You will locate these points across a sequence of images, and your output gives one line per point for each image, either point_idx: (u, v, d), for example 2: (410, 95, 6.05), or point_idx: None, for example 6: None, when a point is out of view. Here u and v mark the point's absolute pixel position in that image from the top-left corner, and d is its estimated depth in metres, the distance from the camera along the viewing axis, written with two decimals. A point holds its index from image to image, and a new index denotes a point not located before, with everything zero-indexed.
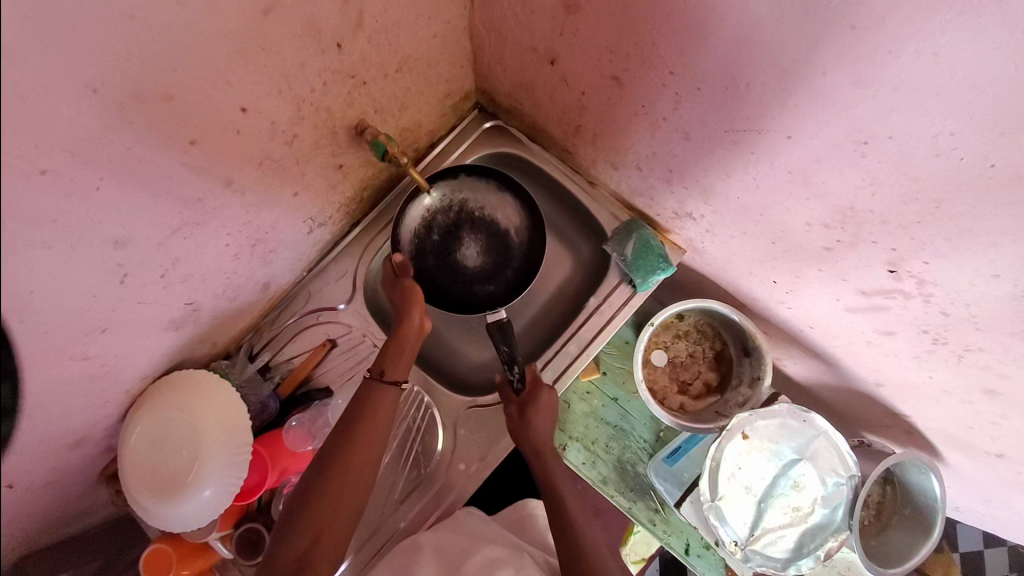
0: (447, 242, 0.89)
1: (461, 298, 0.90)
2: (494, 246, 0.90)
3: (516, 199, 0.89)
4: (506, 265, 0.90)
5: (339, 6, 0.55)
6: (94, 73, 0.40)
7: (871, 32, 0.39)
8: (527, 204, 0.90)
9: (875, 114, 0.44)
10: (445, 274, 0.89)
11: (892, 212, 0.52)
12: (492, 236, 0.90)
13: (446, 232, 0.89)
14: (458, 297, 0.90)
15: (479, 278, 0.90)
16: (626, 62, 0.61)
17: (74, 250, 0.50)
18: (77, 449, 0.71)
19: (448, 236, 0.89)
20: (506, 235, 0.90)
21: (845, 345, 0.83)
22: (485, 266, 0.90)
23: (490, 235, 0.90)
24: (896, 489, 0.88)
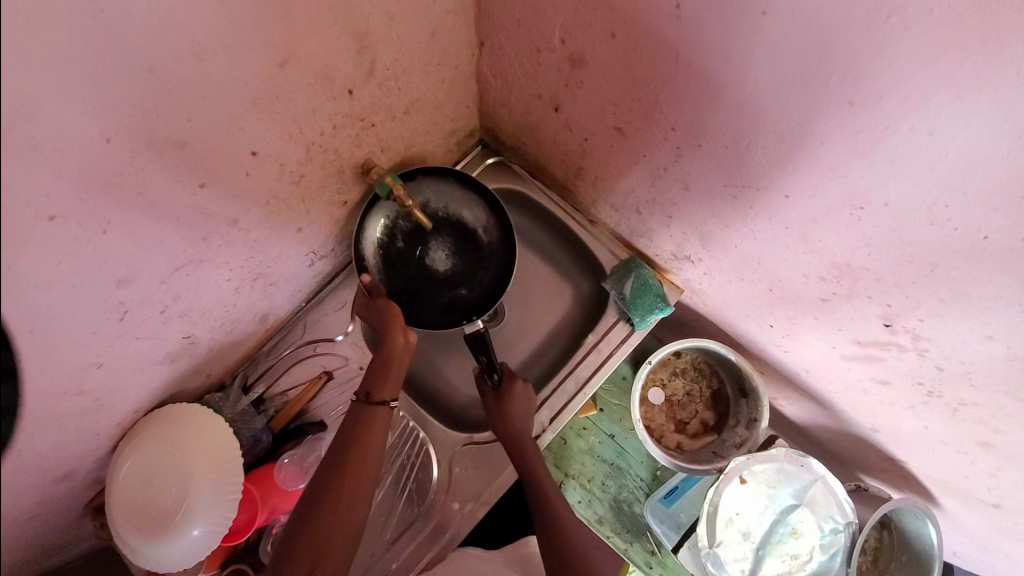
0: (417, 248, 0.87)
1: (436, 306, 0.90)
2: (463, 246, 0.90)
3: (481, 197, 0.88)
4: (480, 264, 0.90)
5: (353, 57, 0.57)
6: (111, 124, 0.41)
7: (868, 109, 0.41)
8: (491, 201, 0.89)
9: (872, 182, 0.46)
10: (416, 283, 0.88)
11: (887, 272, 0.54)
12: (462, 241, 0.89)
13: (411, 237, 0.87)
14: (433, 305, 0.89)
15: (454, 284, 0.90)
16: (628, 115, 0.63)
17: (77, 290, 0.50)
18: (63, 484, 0.69)
19: (414, 243, 0.87)
20: (474, 235, 0.90)
21: (841, 390, 0.83)
22: (458, 272, 0.90)
23: (457, 237, 0.89)
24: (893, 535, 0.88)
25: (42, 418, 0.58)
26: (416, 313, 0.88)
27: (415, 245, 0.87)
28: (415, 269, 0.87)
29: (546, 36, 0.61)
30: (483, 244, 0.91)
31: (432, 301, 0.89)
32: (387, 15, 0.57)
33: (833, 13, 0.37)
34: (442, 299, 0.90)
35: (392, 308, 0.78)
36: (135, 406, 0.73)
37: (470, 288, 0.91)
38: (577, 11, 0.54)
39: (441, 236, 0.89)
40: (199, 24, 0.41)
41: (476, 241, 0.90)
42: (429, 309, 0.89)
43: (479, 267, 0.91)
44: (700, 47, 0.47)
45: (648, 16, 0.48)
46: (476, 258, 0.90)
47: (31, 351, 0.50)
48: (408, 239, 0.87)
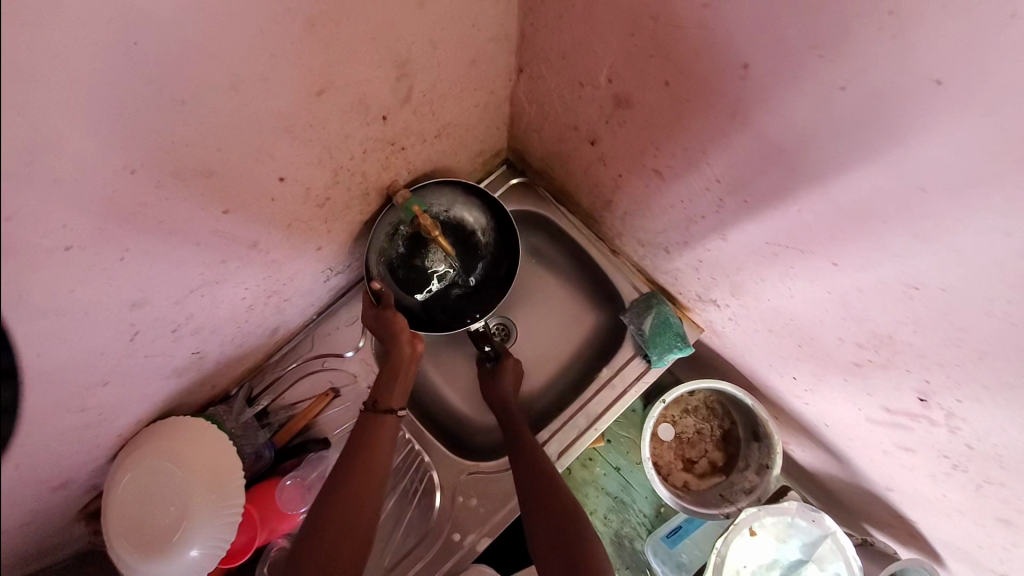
0: (416, 255, 0.82)
1: (437, 313, 0.86)
2: (462, 249, 0.85)
3: (480, 199, 0.83)
4: (481, 264, 0.86)
5: (391, 84, 0.55)
6: (138, 155, 0.38)
7: (942, 198, 0.38)
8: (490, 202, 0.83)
9: (932, 267, 0.44)
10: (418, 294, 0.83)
11: (932, 350, 0.51)
12: (463, 244, 0.85)
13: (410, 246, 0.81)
14: (433, 313, 0.85)
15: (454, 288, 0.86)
16: (671, 160, 0.60)
17: (90, 315, 0.47)
18: (60, 494, 0.67)
19: (412, 250, 0.81)
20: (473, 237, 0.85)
21: (858, 448, 0.81)
22: (459, 276, 0.85)
23: (457, 241, 0.84)
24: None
25: (43, 436, 0.56)
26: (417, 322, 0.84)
27: (413, 252, 0.81)
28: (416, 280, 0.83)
29: (593, 73, 0.59)
30: (485, 244, 0.86)
31: (431, 308, 0.85)
32: (430, 43, 0.54)
33: (921, 99, 0.34)
34: (442, 304, 0.86)
35: (397, 319, 0.75)
36: (139, 419, 0.71)
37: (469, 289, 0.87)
38: (630, 54, 0.51)
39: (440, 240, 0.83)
40: (238, 56, 0.39)
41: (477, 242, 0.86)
42: (429, 317, 0.85)
43: (479, 269, 0.87)
44: (762, 108, 0.45)
45: (708, 70, 0.46)
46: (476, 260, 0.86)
47: (36, 374, 0.48)
48: (405, 247, 0.81)
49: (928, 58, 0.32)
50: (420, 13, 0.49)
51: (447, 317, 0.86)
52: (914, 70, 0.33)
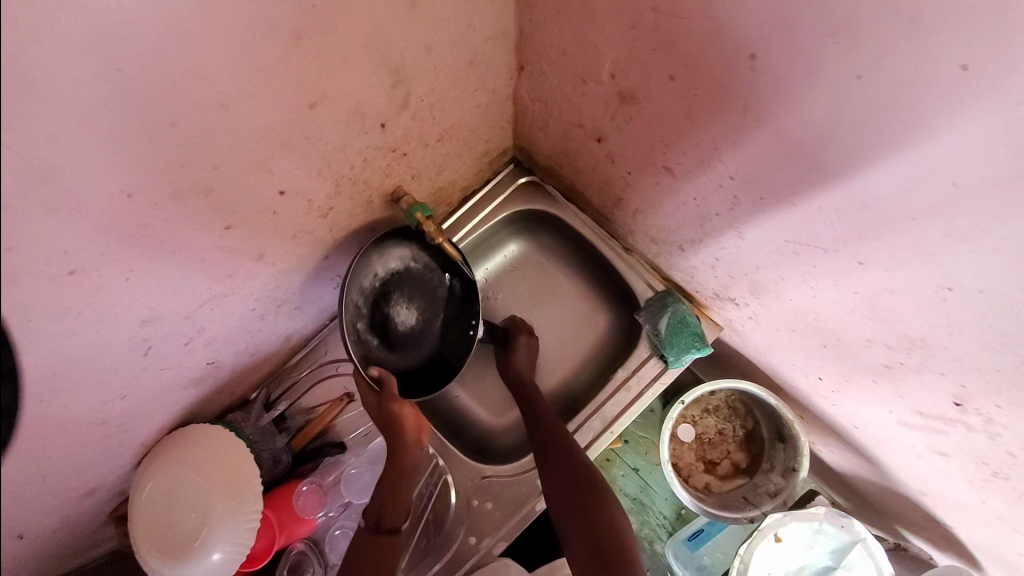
0: (387, 325, 0.77)
1: (440, 362, 0.82)
2: (416, 285, 0.79)
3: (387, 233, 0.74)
4: (441, 283, 0.82)
5: (386, 91, 0.54)
6: (132, 179, 0.38)
7: (977, 194, 0.35)
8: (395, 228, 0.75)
9: (965, 268, 0.40)
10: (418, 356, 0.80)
11: (968, 354, 0.48)
12: (418, 287, 0.79)
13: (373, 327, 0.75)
14: (436, 362, 0.82)
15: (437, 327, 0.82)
16: (680, 157, 0.57)
17: (100, 333, 0.48)
18: (86, 500, 0.70)
19: (379, 328, 0.76)
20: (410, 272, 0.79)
21: (889, 451, 0.76)
22: (433, 314, 0.81)
23: (404, 284, 0.78)
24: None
25: (67, 448, 0.58)
26: (432, 385, 0.81)
27: (379, 327, 0.77)
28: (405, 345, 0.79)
29: (595, 69, 0.56)
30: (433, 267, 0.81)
31: (428, 361, 0.81)
32: (425, 48, 0.53)
33: (946, 90, 0.32)
34: (438, 351, 0.82)
35: (403, 411, 0.74)
36: (160, 429, 0.73)
37: (449, 312, 0.83)
38: (633, 48, 0.49)
39: (391, 298, 0.77)
40: (226, 75, 0.38)
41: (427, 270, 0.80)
42: (434, 371, 0.82)
43: (444, 291, 0.82)
44: (775, 100, 0.41)
45: (715, 63, 0.43)
46: (435, 286, 0.81)
47: (54, 392, 0.49)
48: (370, 334, 0.75)
49: (953, 44, 0.30)
50: (411, 18, 0.48)
51: (451, 354, 0.83)
52: (938, 59, 0.31)
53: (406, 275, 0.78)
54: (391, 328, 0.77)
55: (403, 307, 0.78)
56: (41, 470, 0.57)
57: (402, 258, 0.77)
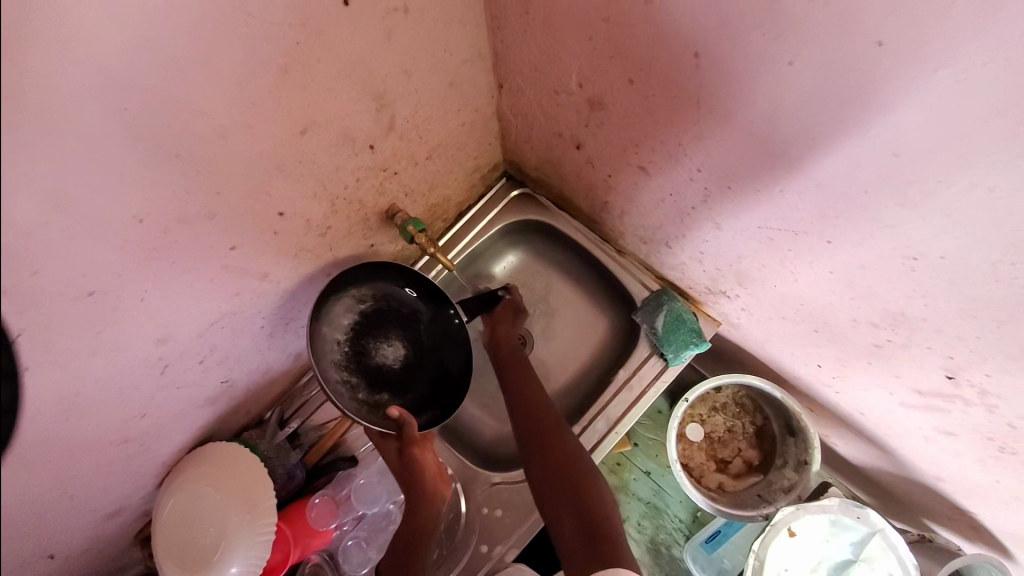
0: (379, 366, 0.82)
1: (444, 365, 0.87)
2: (380, 319, 0.82)
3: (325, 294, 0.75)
4: (399, 301, 0.84)
5: (372, 115, 0.58)
6: (142, 206, 0.43)
7: (918, 161, 0.37)
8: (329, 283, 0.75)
9: (925, 236, 0.42)
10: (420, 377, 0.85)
11: (947, 324, 0.48)
12: (382, 324, 0.82)
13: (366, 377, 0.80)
14: (441, 367, 0.87)
15: (420, 340, 0.86)
16: (652, 155, 0.60)
17: (119, 352, 0.53)
18: (113, 518, 0.74)
19: (374, 376, 0.81)
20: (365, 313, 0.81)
21: (899, 436, 0.75)
22: (409, 332, 0.85)
23: (368, 326, 0.81)
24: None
25: (93, 465, 0.62)
26: (452, 387, 0.87)
27: (374, 373, 0.82)
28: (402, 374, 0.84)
29: (564, 80, 0.60)
30: (383, 297, 0.83)
31: (434, 371, 0.86)
32: (404, 73, 0.57)
33: (871, 66, 0.34)
34: (436, 358, 0.87)
35: (425, 458, 0.77)
36: (180, 447, 0.76)
37: (422, 317, 0.86)
38: (594, 57, 0.52)
39: (366, 343, 0.81)
40: (222, 108, 0.43)
41: (380, 302, 0.82)
42: (444, 375, 0.87)
43: (405, 307, 0.85)
44: (724, 93, 0.44)
45: (666, 64, 0.46)
46: (396, 308, 0.84)
47: (80, 408, 0.54)
48: (372, 387, 0.81)
49: (864, 25, 0.32)
50: (388, 47, 0.53)
51: (449, 351, 0.87)
52: (855, 39, 0.33)
53: (365, 315, 0.81)
54: (384, 370, 0.82)
55: (382, 345, 0.82)
56: (70, 486, 0.61)
57: (353, 307, 0.80)
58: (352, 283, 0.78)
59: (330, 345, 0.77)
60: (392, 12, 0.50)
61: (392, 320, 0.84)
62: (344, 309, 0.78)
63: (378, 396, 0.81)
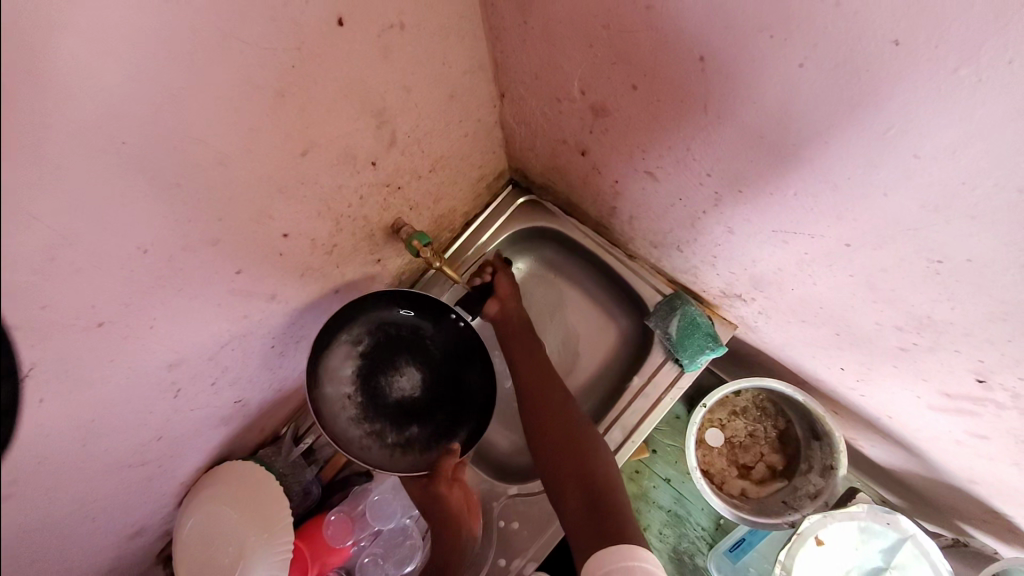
0: (401, 400, 0.82)
1: (459, 375, 0.86)
2: (384, 356, 0.82)
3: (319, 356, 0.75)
4: (398, 327, 0.83)
5: (372, 132, 0.58)
6: (146, 236, 0.43)
7: (940, 163, 0.35)
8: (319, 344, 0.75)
9: (949, 238, 0.40)
10: (446, 394, 0.85)
11: (976, 327, 0.46)
12: (387, 357, 0.81)
13: (391, 415, 0.82)
14: (458, 377, 0.86)
15: (430, 358, 0.85)
16: (659, 160, 0.58)
17: (130, 379, 0.53)
18: (134, 538, 0.75)
19: (396, 412, 0.82)
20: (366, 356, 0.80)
21: (930, 440, 0.71)
22: (417, 354, 0.84)
23: (374, 367, 0.81)
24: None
25: (111, 488, 0.62)
26: (477, 396, 0.87)
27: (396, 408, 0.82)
28: (424, 399, 0.84)
29: (565, 87, 0.59)
30: (380, 332, 0.82)
31: (452, 386, 0.86)
32: (403, 88, 0.57)
33: (885, 65, 0.32)
34: (452, 372, 0.86)
35: (450, 497, 0.78)
36: (197, 467, 0.77)
37: (425, 334, 0.85)
38: (595, 64, 0.51)
39: (380, 382, 0.81)
40: (220, 136, 0.43)
41: (381, 336, 0.82)
42: (468, 380, 0.86)
43: (404, 332, 0.83)
44: (731, 97, 0.43)
45: (670, 70, 0.44)
46: (396, 337, 0.83)
47: (96, 436, 0.54)
48: (398, 424, 0.82)
49: (876, 23, 0.31)
50: (385, 63, 0.52)
51: (461, 359, 0.86)
52: (868, 38, 0.32)
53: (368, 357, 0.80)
54: (405, 402, 0.82)
55: (397, 378, 0.82)
56: (91, 510, 0.62)
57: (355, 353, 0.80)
58: (338, 335, 0.77)
59: (340, 404, 0.78)
60: (388, 29, 0.50)
61: (398, 348, 0.83)
62: (341, 362, 0.78)
63: (408, 430, 0.82)
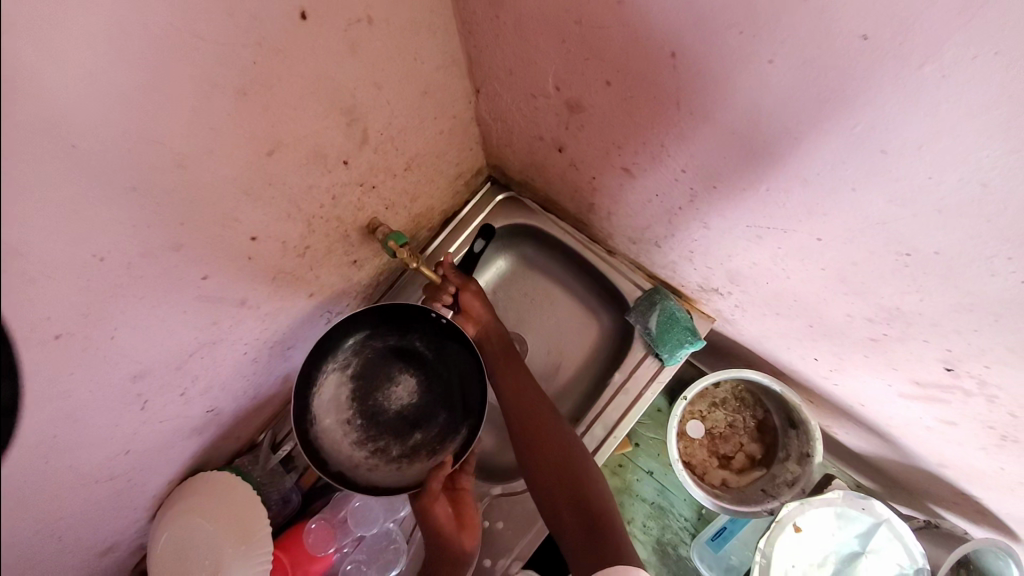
0: (400, 413, 0.82)
1: (453, 374, 0.84)
2: (377, 375, 0.83)
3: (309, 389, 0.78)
4: (385, 338, 0.84)
5: (343, 130, 0.56)
6: (102, 244, 0.41)
7: (907, 158, 0.35)
8: (305, 379, 0.77)
9: (916, 232, 0.40)
10: (444, 399, 0.83)
11: (944, 317, 0.47)
12: (379, 373, 0.82)
13: (393, 430, 0.81)
14: (449, 375, 0.84)
15: (421, 362, 0.84)
16: (635, 156, 0.58)
17: (92, 394, 0.51)
18: (104, 556, 0.72)
19: (394, 423, 0.81)
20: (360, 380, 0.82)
21: (900, 426, 0.74)
22: (409, 362, 0.84)
23: (369, 389, 0.82)
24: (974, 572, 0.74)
25: (76, 506, 0.60)
26: (471, 390, 0.83)
27: (395, 418, 0.82)
28: (422, 408, 0.83)
29: (540, 83, 0.58)
30: (369, 350, 0.83)
31: (444, 385, 0.84)
32: (373, 85, 0.55)
33: (854, 61, 0.32)
34: (442, 372, 0.84)
35: (433, 512, 0.73)
36: (170, 480, 0.75)
37: (411, 338, 0.84)
38: (568, 60, 0.50)
39: (377, 401, 0.82)
40: (179, 137, 0.41)
41: (373, 352, 0.83)
42: (462, 377, 0.83)
43: (390, 343, 0.84)
44: (704, 94, 0.42)
45: (644, 65, 0.44)
46: (386, 350, 0.84)
47: (57, 454, 0.52)
48: (400, 436, 0.81)
49: (845, 19, 0.31)
50: (354, 59, 0.50)
51: (448, 356, 0.84)
52: (837, 34, 0.32)
53: (361, 380, 0.82)
54: (404, 412, 0.82)
55: (392, 392, 0.82)
56: (54, 530, 0.59)
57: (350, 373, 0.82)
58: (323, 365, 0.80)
59: (339, 431, 0.80)
60: (355, 23, 0.48)
61: (389, 364, 0.83)
62: (332, 390, 0.80)
63: (412, 440, 0.81)
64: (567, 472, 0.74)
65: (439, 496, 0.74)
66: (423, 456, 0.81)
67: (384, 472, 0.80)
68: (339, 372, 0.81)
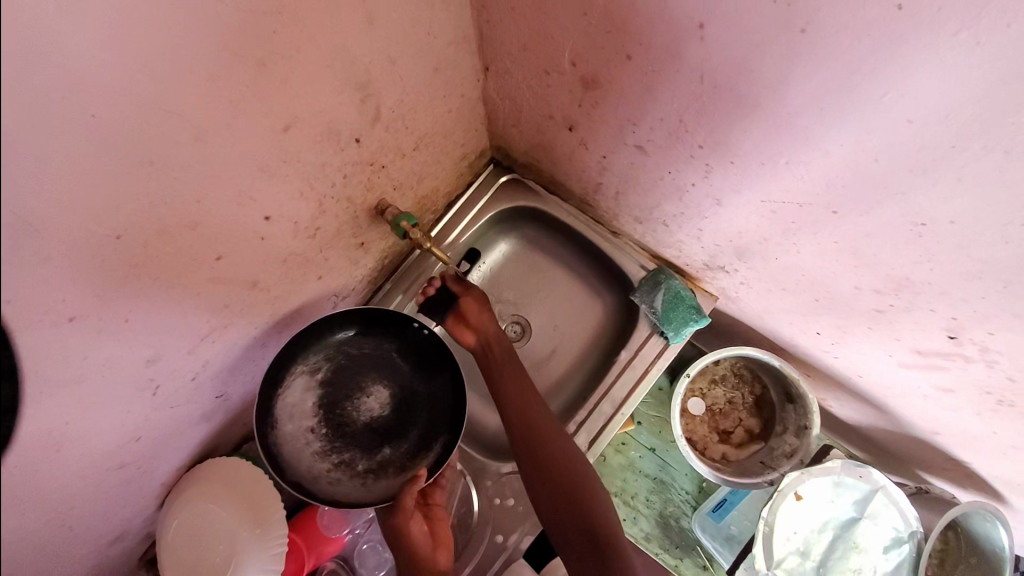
0: (370, 426, 0.80)
1: (429, 388, 0.84)
2: (345, 383, 0.80)
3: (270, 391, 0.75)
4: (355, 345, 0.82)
5: (357, 107, 0.55)
6: (120, 221, 0.40)
7: (932, 126, 0.37)
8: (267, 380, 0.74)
9: (934, 201, 0.42)
10: (416, 413, 0.83)
11: (953, 285, 0.49)
12: (350, 381, 0.80)
13: (360, 444, 0.80)
14: (427, 388, 0.84)
15: (397, 372, 0.83)
16: (650, 133, 0.58)
17: (104, 377, 0.50)
18: (114, 544, 0.71)
19: (364, 435, 0.80)
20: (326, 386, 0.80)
21: (897, 396, 0.77)
22: (383, 371, 0.83)
23: (336, 396, 0.80)
24: (959, 537, 0.78)
25: (87, 493, 0.59)
26: (445, 401, 0.84)
27: (363, 430, 0.80)
28: (393, 420, 0.82)
29: (556, 59, 0.57)
30: (337, 357, 0.81)
31: (418, 396, 0.83)
32: (388, 60, 0.54)
33: (886, 31, 0.33)
34: (417, 382, 0.84)
35: (410, 530, 0.71)
36: (178, 467, 0.74)
37: (388, 347, 0.84)
38: (588, 35, 0.50)
39: (346, 410, 0.80)
40: (199, 108, 0.40)
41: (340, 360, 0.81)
42: (439, 391, 0.84)
43: (365, 351, 0.82)
44: (730, 67, 0.43)
45: (669, 38, 0.44)
46: (358, 357, 0.82)
47: (70, 439, 0.51)
48: (369, 450, 0.80)
49: None
50: (370, 32, 0.49)
51: (425, 365, 0.84)
52: (871, 3, 0.32)
53: (328, 385, 0.80)
54: (375, 423, 0.81)
55: (363, 404, 0.80)
56: (65, 519, 0.58)
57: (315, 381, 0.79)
58: (290, 368, 0.76)
59: (302, 439, 0.78)
60: None
61: (360, 372, 0.82)
62: (297, 394, 0.78)
63: (381, 454, 0.80)
64: (571, 458, 0.76)
65: (415, 513, 0.73)
66: (389, 471, 0.80)
67: (349, 487, 0.78)
68: (304, 375, 0.78)
